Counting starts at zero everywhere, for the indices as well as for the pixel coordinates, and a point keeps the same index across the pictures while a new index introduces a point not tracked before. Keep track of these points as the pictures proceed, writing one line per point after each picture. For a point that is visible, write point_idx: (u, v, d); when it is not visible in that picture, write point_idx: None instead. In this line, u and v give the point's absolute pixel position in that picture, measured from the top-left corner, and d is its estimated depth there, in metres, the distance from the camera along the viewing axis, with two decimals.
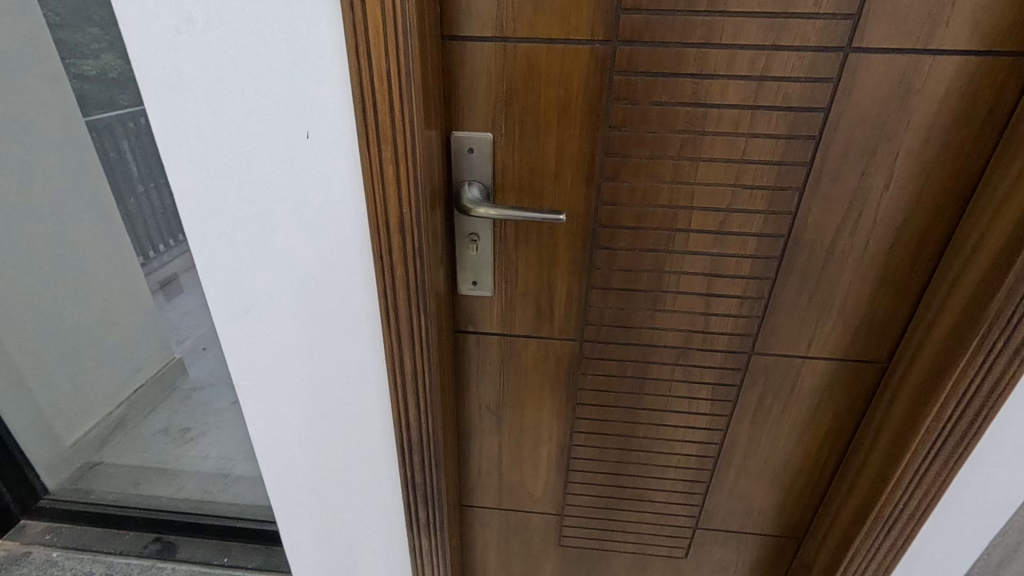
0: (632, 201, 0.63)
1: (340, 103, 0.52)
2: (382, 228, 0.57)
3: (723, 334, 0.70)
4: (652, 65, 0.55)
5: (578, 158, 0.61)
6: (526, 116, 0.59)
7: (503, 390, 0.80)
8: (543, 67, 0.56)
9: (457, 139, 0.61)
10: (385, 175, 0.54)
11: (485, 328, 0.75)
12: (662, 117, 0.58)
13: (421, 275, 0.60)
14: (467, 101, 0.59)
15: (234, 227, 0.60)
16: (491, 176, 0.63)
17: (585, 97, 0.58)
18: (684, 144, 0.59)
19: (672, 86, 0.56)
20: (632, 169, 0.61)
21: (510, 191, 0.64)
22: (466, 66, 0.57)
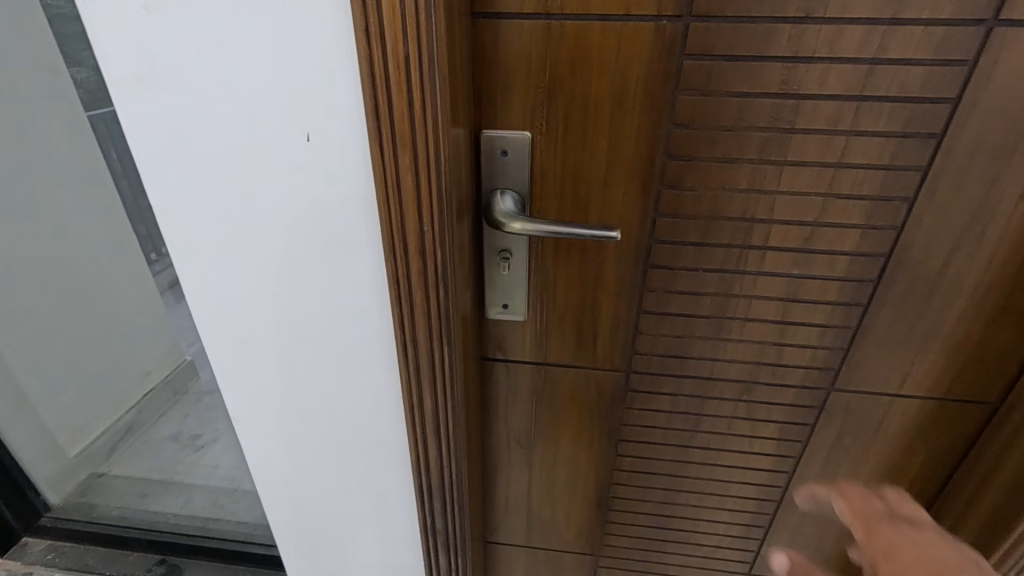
0: (697, 213, 0.52)
1: (347, 97, 0.42)
2: (399, 247, 0.47)
3: (798, 367, 0.59)
4: (733, 46, 0.44)
5: (635, 162, 0.50)
6: (572, 111, 0.49)
7: (535, 424, 0.71)
8: (596, 50, 0.46)
9: (488, 138, 0.50)
10: (401, 184, 0.44)
11: (517, 356, 0.65)
12: (742, 111, 0.47)
13: (444, 302, 0.50)
14: (501, 92, 0.49)
15: (226, 244, 0.51)
16: (527, 183, 0.52)
17: (646, 87, 0.47)
18: (768, 145, 0.48)
19: (756, 71, 0.45)
20: (699, 175, 0.50)
21: (549, 200, 0.53)
22: (500, 50, 0.47)
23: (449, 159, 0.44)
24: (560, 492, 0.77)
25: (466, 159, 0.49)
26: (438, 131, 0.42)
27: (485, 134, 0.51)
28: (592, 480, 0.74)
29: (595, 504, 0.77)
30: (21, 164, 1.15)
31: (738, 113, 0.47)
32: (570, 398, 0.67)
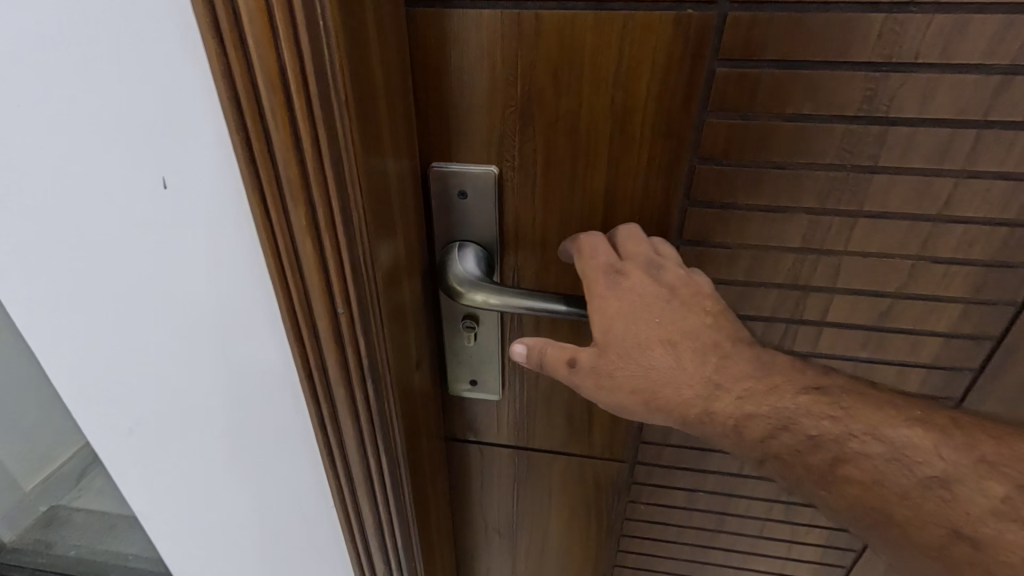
0: (730, 277, 0.38)
1: (207, 133, 0.28)
2: (306, 332, 0.33)
3: None
4: (790, 47, 0.30)
5: (644, 209, 0.36)
6: (555, 139, 0.35)
7: (517, 516, 0.57)
8: (587, 53, 0.32)
9: (440, 175, 0.37)
10: (299, 254, 0.30)
11: (491, 439, 0.51)
12: (800, 142, 0.32)
13: (376, 402, 0.37)
14: (454, 112, 0.35)
15: (87, 318, 0.38)
16: (496, 235, 0.38)
17: (660, 106, 0.33)
18: (835, 189, 0.33)
19: (825, 84, 0.30)
20: (734, 228, 0.36)
21: (525, 257, 0.39)
22: (451, 52, 0.33)
23: (370, 213, 0.30)
24: None
25: (406, 205, 0.35)
26: (346, 176, 0.28)
27: (435, 169, 0.37)
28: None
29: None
30: None
31: (792, 145, 0.32)
32: (559, 486, 0.53)
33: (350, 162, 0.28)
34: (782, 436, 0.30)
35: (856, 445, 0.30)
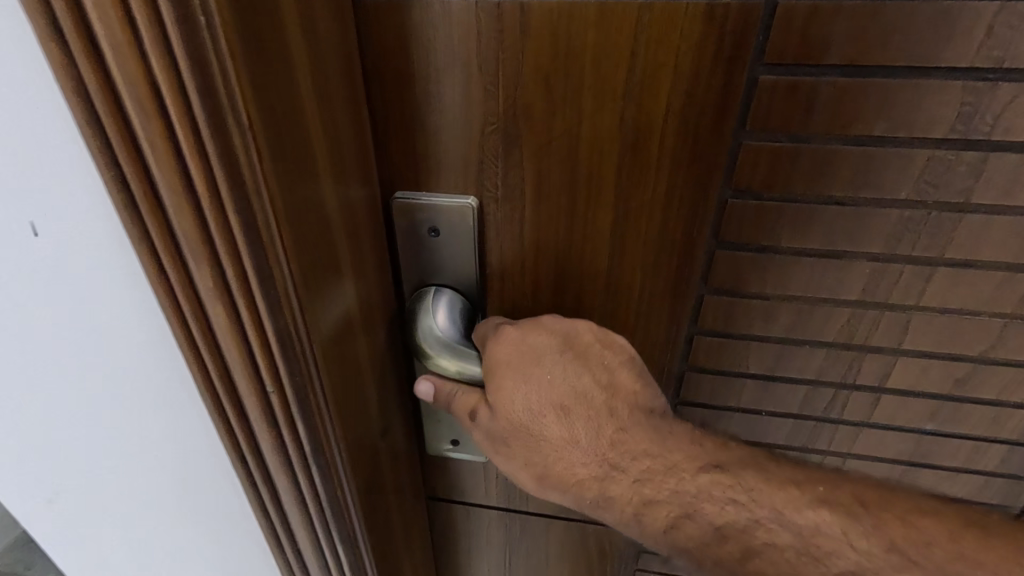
0: (773, 333, 0.32)
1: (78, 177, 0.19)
2: (221, 424, 0.24)
3: None
4: (860, 48, 0.23)
5: (662, 252, 0.29)
6: (551, 165, 0.27)
7: None
8: (592, 58, 0.24)
9: (405, 210, 0.29)
10: (206, 338, 0.22)
11: (476, 502, 0.44)
12: (868, 172, 0.26)
13: (331, 500, 0.29)
14: (420, 132, 0.27)
15: None
16: (476, 279, 0.31)
17: (688, 124, 0.25)
18: (909, 229, 0.27)
19: (903, 98, 0.24)
20: (776, 275, 0.30)
21: (514, 305, 0.32)
22: (412, 55, 0.25)
23: (302, 268, 0.22)
24: None
25: (360, 249, 0.27)
26: (262, 223, 0.20)
27: (400, 200, 0.29)
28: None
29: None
30: None
31: (858, 176, 0.26)
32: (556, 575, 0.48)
33: (267, 203, 0.20)
34: (684, 525, 0.26)
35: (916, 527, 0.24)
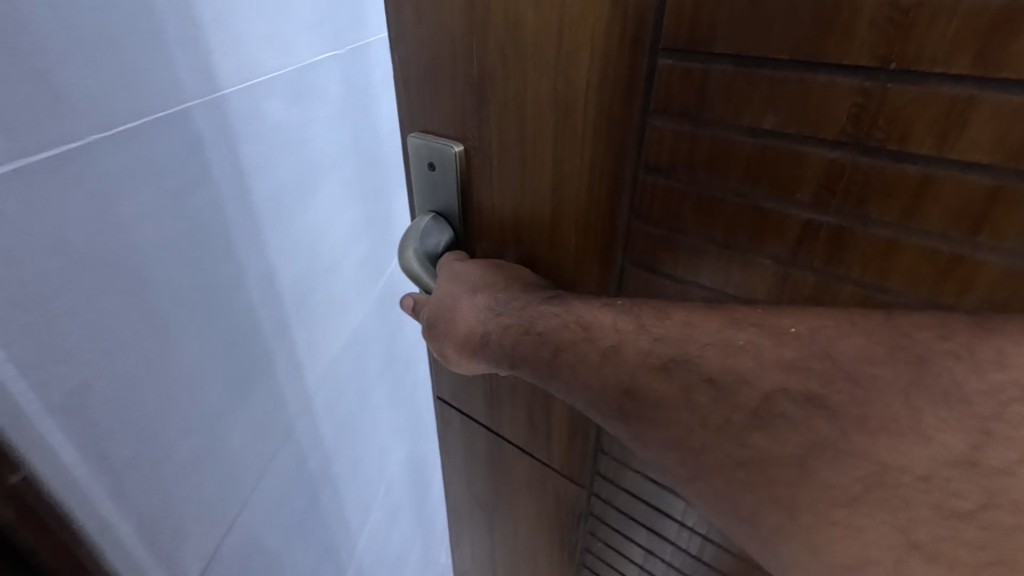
0: (673, 262, 0.40)
1: None
2: None
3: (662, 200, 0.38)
4: (739, 43, 0.31)
5: (588, 200, 0.40)
6: (501, 114, 0.40)
7: (493, 489, 0.58)
8: (527, 47, 0.36)
9: (416, 147, 0.45)
10: None
11: (464, 404, 0.53)
12: (764, 166, 0.33)
13: None
14: (430, 90, 0.42)
15: None
16: (459, 199, 0.46)
17: (603, 97, 0.36)
18: (806, 239, 0.33)
19: (781, 88, 0.30)
20: (695, 256, 0.38)
21: (490, 224, 0.46)
22: (423, 42, 0.40)
23: None
24: None
25: None
26: None
27: (413, 138, 0.45)
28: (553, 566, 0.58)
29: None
30: None
31: (755, 171, 0.33)
32: (525, 480, 0.53)
33: None
34: (522, 339, 0.33)
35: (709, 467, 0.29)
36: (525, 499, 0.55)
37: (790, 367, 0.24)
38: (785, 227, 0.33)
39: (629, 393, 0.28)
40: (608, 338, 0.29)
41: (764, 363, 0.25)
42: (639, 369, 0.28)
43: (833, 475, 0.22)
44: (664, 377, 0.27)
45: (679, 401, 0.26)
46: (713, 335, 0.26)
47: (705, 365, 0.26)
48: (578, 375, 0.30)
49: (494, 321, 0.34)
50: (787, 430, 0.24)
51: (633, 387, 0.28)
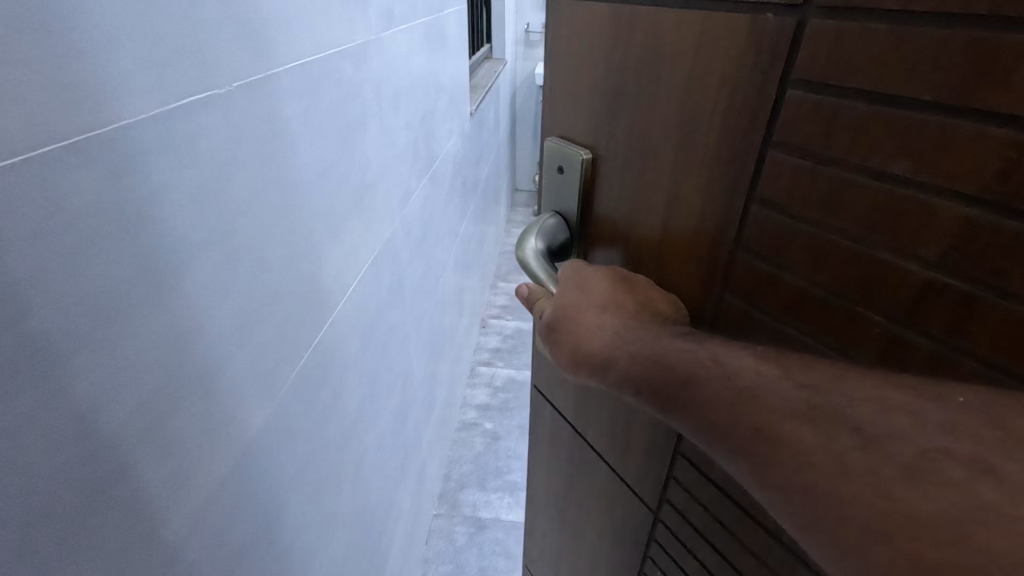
0: (774, 301, 0.39)
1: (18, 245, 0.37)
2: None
3: (690, 207, 0.43)
4: (876, 80, 0.30)
5: (699, 219, 0.43)
6: (627, 125, 0.46)
7: (571, 486, 0.65)
8: (661, 67, 0.41)
9: (554, 152, 0.55)
10: None
11: (562, 402, 0.61)
12: (888, 215, 0.31)
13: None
14: (575, 103, 0.51)
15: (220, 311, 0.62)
16: (578, 199, 0.54)
17: (727, 121, 0.38)
18: (925, 302, 0.30)
19: (918, 130, 0.28)
20: (795, 300, 0.37)
21: (605, 226, 0.53)
22: (574, 61, 0.49)
23: None
24: None
25: None
26: None
27: (550, 143, 0.55)
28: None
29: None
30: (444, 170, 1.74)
31: (875, 219, 0.31)
32: (598, 486, 0.59)
33: None
34: (653, 361, 0.39)
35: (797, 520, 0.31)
36: (595, 506, 0.60)
37: (947, 430, 0.27)
38: (901, 286, 0.31)
39: (765, 434, 0.31)
40: (746, 380, 0.33)
41: (920, 423, 0.27)
42: (781, 412, 0.31)
43: (990, 534, 0.24)
44: (805, 424, 0.30)
45: (820, 447, 0.29)
46: (866, 391, 0.29)
47: (856, 419, 0.29)
48: (706, 408, 0.35)
49: (627, 346, 0.41)
50: (935, 488, 0.26)
51: (769, 430, 0.31)
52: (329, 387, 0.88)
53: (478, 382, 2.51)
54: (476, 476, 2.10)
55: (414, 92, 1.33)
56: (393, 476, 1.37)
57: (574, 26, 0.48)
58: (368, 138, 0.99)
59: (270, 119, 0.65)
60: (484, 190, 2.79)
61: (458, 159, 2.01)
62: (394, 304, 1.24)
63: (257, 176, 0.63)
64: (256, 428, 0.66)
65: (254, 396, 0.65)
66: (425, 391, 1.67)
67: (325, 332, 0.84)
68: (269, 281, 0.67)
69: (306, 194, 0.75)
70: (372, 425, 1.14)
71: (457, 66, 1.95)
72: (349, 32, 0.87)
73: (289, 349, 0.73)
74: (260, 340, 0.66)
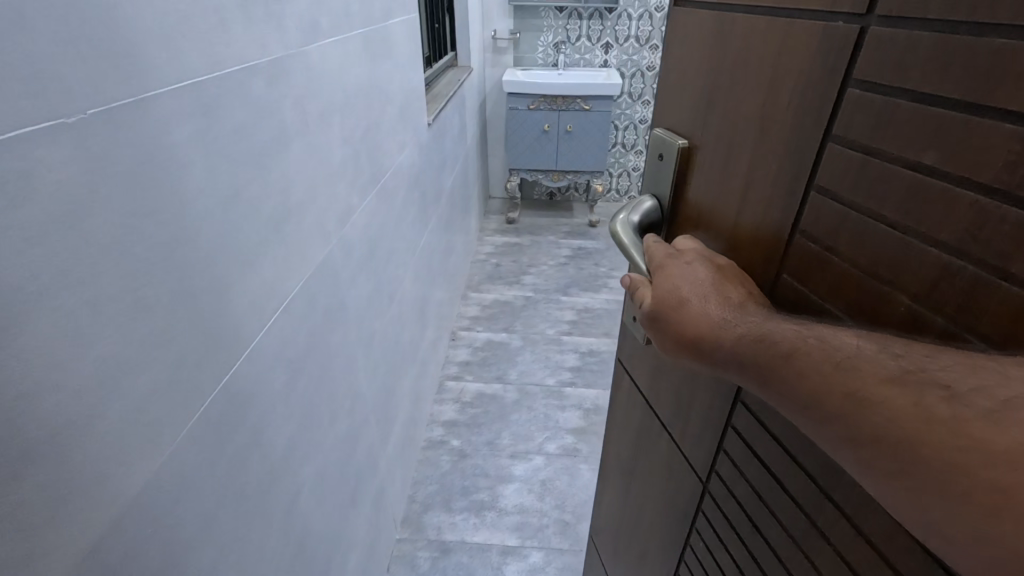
0: (820, 285, 0.47)
1: None
2: None
3: (760, 190, 0.52)
4: (918, 80, 0.36)
5: (767, 201, 0.51)
6: (718, 119, 0.57)
7: (646, 420, 0.82)
8: (749, 68, 0.51)
9: (658, 141, 0.68)
10: None
11: (647, 352, 0.77)
12: (916, 203, 0.38)
13: None
14: (680, 98, 0.63)
15: (136, 344, 0.62)
16: (671, 181, 0.67)
17: (796, 113, 0.46)
18: (943, 282, 0.36)
19: (947, 127, 0.35)
20: (838, 281, 0.45)
21: (692, 208, 0.64)
22: (686, 63, 0.61)
23: None
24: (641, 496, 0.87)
25: None
26: None
27: (657, 134, 0.69)
28: (676, 516, 0.76)
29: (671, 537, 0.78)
30: (395, 181, 1.74)
31: (909, 206, 0.38)
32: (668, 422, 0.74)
33: None
34: (755, 333, 0.42)
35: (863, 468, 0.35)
36: (662, 437, 0.76)
37: None
38: (921, 270, 0.38)
39: (860, 397, 0.34)
40: (844, 352, 0.36)
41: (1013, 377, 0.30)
42: (874, 368, 0.34)
43: None
44: (898, 386, 0.33)
45: (908, 405, 0.32)
46: (953, 358, 0.32)
47: (940, 376, 0.32)
48: (808, 377, 0.37)
49: (738, 324, 0.44)
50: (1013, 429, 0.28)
51: (862, 393, 0.34)
52: (243, 431, 0.87)
53: (444, 399, 2.50)
54: (441, 497, 2.06)
55: (353, 105, 1.33)
56: (339, 507, 1.33)
57: (689, 36, 0.60)
58: (289, 155, 0.99)
59: (144, 151, 0.63)
60: (448, 202, 2.81)
61: (414, 171, 2.01)
62: (333, 327, 1.22)
63: (127, 218, 0.60)
64: (134, 491, 0.63)
65: (131, 453, 0.62)
66: (378, 410, 1.63)
67: (232, 373, 0.82)
68: (155, 328, 0.65)
69: (203, 230, 0.74)
70: (306, 462, 1.12)
71: (413, 76, 1.95)
72: (259, 51, 0.88)
73: (182, 393, 0.70)
74: (138, 390, 0.62)
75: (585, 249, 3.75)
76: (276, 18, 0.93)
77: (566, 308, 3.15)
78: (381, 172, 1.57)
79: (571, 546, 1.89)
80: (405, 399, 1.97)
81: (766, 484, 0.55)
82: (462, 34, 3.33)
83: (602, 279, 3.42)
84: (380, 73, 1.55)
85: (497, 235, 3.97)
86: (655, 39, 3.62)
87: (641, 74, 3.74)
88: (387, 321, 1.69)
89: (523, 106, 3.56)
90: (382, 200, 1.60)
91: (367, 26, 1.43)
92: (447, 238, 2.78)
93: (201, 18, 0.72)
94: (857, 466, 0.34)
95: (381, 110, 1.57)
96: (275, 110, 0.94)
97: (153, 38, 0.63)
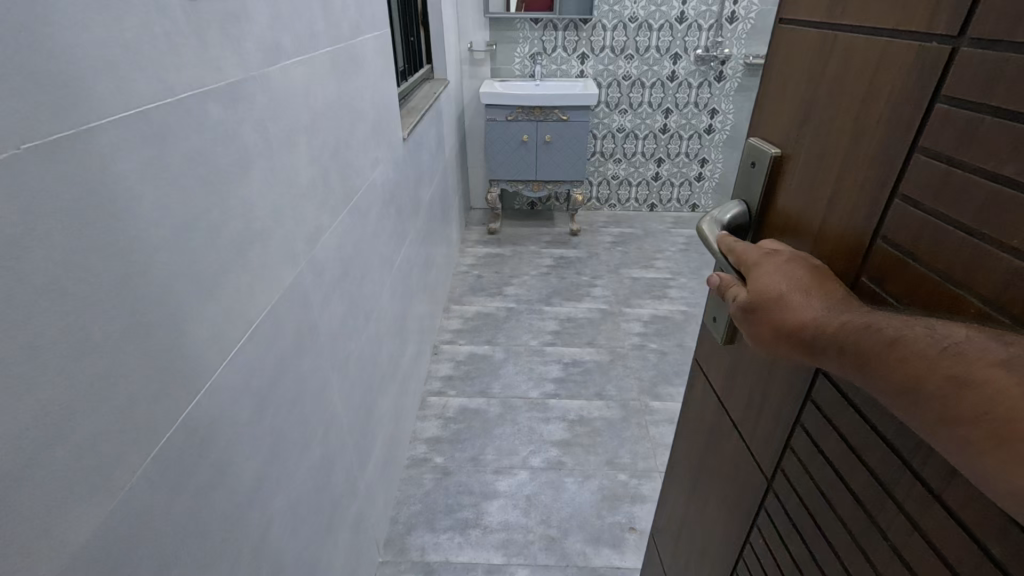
0: (899, 288, 0.47)
1: None
2: None
3: (846, 196, 0.53)
4: (1003, 97, 0.38)
5: (852, 207, 0.52)
6: (813, 129, 0.57)
7: (722, 405, 0.85)
8: (848, 78, 0.52)
9: (753, 149, 0.69)
10: None
11: (729, 347, 0.80)
12: (993, 208, 0.39)
13: None
14: (777, 108, 0.64)
15: (83, 376, 0.57)
16: (762, 188, 0.67)
17: (891, 121, 0.47)
18: (1014, 285, 0.37)
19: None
20: (915, 282, 0.45)
21: (779, 216, 0.64)
22: (787, 73, 0.62)
23: None
24: (709, 477, 0.90)
25: None
26: None
27: (751, 142, 0.70)
28: (747, 496, 0.77)
29: (739, 518, 0.80)
30: (372, 192, 1.69)
31: (986, 213, 0.40)
32: (742, 410, 0.78)
33: None
34: (858, 320, 0.43)
35: (955, 445, 0.36)
36: (735, 422, 0.80)
37: None
38: (994, 274, 0.39)
39: (959, 380, 0.35)
40: (954, 337, 0.37)
41: None
42: (981, 354, 0.35)
43: None
44: (1006, 373, 0.34)
45: (1015, 383, 0.34)
46: None
47: None
48: (909, 364, 0.38)
49: (841, 315, 0.45)
50: None
51: (966, 376, 0.35)
52: (209, 460, 0.80)
53: (427, 416, 2.42)
54: (425, 517, 1.98)
55: (325, 114, 1.27)
56: (317, 533, 1.25)
57: (791, 52, 0.61)
58: (252, 177, 0.92)
59: (88, 184, 0.58)
60: (427, 213, 2.75)
61: (391, 182, 1.96)
62: (305, 352, 1.15)
63: (65, 254, 0.55)
64: (80, 542, 0.57)
65: (80, 496, 0.57)
66: (357, 431, 1.55)
67: (193, 405, 0.76)
68: (105, 363, 0.60)
69: (154, 259, 0.68)
70: (280, 487, 1.05)
71: (391, 85, 1.91)
72: (216, 76, 0.82)
73: (141, 427, 0.66)
74: (84, 424, 0.57)
75: (565, 259, 3.73)
76: (240, 21, 0.89)
77: (549, 318, 3.12)
78: (358, 183, 1.52)
79: (558, 561, 1.83)
80: (386, 417, 1.89)
81: (834, 467, 0.57)
82: (436, 46, 3.31)
83: (583, 288, 3.39)
84: (355, 83, 1.51)
85: (477, 246, 3.92)
86: (629, 48, 3.65)
87: (617, 84, 3.77)
88: (366, 335, 1.62)
89: (501, 117, 3.56)
90: (359, 212, 1.54)
91: (339, 34, 1.38)
92: (427, 250, 2.73)
93: (152, 45, 0.68)
94: (953, 446, 0.36)
95: (356, 120, 1.53)
96: (234, 134, 0.87)
97: (95, 46, 0.59)
